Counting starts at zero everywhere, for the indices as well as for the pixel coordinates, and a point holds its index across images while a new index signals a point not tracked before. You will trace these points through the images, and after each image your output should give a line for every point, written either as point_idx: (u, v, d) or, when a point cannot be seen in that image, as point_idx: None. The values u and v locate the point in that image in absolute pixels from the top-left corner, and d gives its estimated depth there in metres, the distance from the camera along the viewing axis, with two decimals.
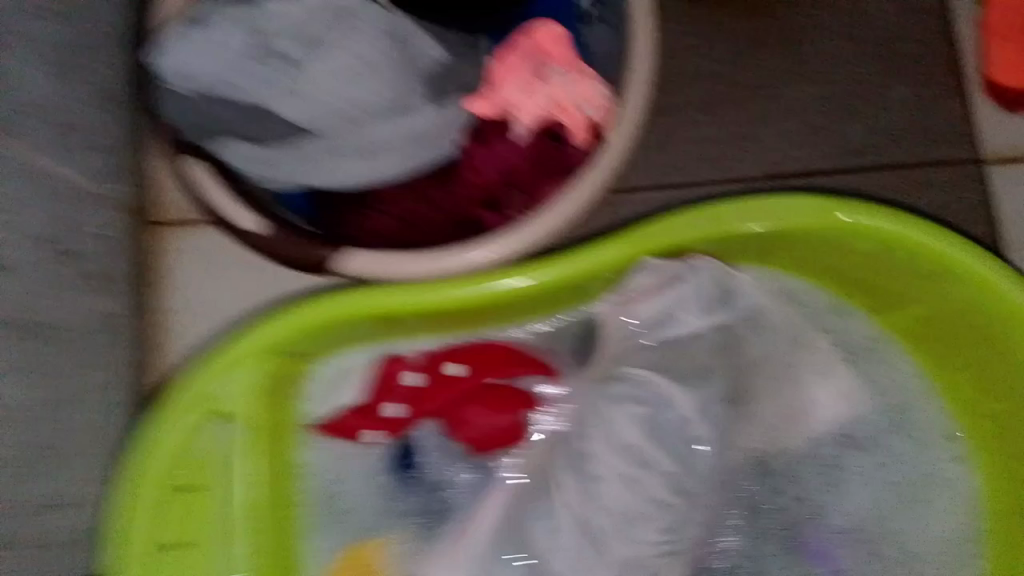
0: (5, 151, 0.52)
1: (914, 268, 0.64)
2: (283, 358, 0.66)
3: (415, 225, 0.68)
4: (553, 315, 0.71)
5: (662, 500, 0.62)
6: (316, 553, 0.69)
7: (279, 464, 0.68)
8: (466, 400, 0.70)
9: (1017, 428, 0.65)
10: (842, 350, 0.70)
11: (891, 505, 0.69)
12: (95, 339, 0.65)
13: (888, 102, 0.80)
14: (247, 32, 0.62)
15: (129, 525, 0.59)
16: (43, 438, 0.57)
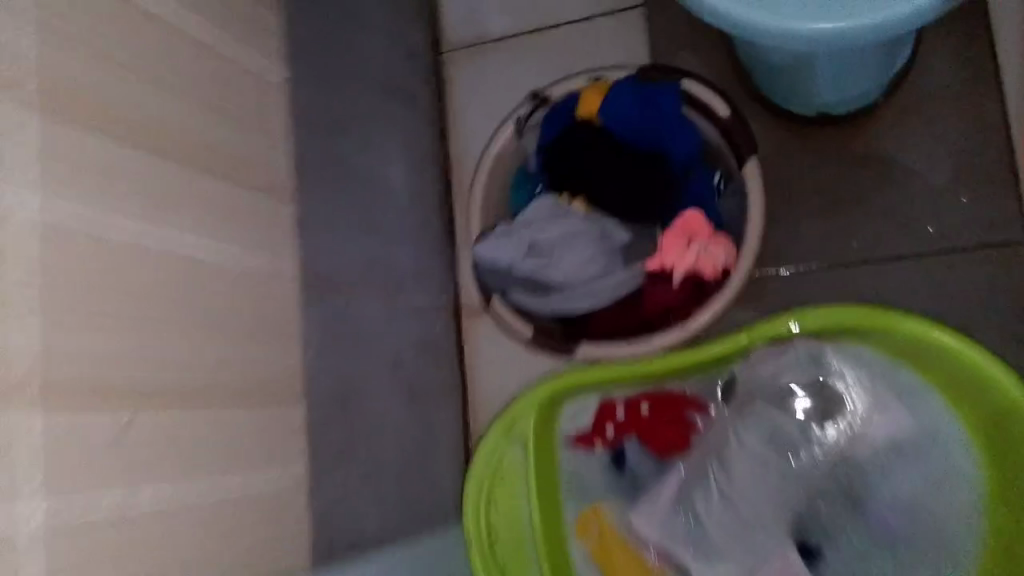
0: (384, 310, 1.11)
1: (920, 344, 0.98)
2: (550, 400, 1.15)
3: (620, 325, 1.11)
4: (708, 374, 1.11)
5: (775, 478, 1.04)
6: (570, 514, 1.15)
7: (551, 462, 1.16)
8: (652, 424, 1.13)
9: (1004, 446, 0.96)
10: (893, 389, 1.04)
11: (925, 492, 1.01)
12: (433, 389, 1.23)
13: (955, 205, 1.12)
14: (518, 237, 1.08)
15: (468, 489, 1.12)
16: (412, 440, 1.16)
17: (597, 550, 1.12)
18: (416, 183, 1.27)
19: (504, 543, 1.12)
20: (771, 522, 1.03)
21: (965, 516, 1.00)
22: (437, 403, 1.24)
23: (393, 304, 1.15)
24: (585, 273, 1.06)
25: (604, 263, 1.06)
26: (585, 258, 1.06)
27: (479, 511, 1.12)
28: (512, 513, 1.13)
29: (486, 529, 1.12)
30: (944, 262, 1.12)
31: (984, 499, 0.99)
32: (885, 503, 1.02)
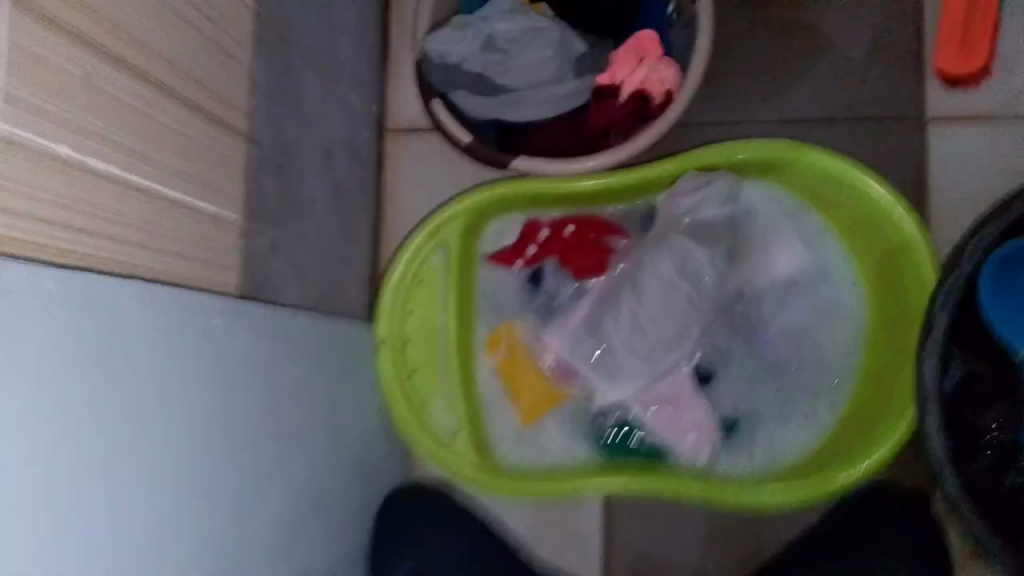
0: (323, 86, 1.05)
1: (838, 186, 1.06)
2: (477, 212, 1.13)
3: (557, 144, 1.13)
4: (631, 203, 1.15)
5: (685, 305, 1.06)
6: (480, 325, 1.17)
7: (467, 275, 1.15)
8: (575, 247, 1.13)
9: (890, 282, 1.07)
10: (798, 230, 1.13)
11: (813, 323, 1.11)
12: (357, 187, 1.18)
13: (868, 81, 1.22)
14: (479, 33, 1.09)
15: (386, 291, 1.10)
16: (336, 232, 1.10)
17: (503, 366, 1.14)
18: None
19: (414, 348, 1.12)
20: (674, 342, 1.06)
21: (844, 347, 1.11)
22: (358, 205, 1.20)
23: (330, 88, 1.10)
24: (541, 73, 1.08)
25: (559, 69, 1.09)
26: (543, 57, 1.08)
27: (394, 313, 1.10)
28: (427, 319, 1.13)
29: (399, 332, 1.11)
30: (850, 131, 1.22)
31: (862, 332, 1.10)
32: (775, 332, 1.11)
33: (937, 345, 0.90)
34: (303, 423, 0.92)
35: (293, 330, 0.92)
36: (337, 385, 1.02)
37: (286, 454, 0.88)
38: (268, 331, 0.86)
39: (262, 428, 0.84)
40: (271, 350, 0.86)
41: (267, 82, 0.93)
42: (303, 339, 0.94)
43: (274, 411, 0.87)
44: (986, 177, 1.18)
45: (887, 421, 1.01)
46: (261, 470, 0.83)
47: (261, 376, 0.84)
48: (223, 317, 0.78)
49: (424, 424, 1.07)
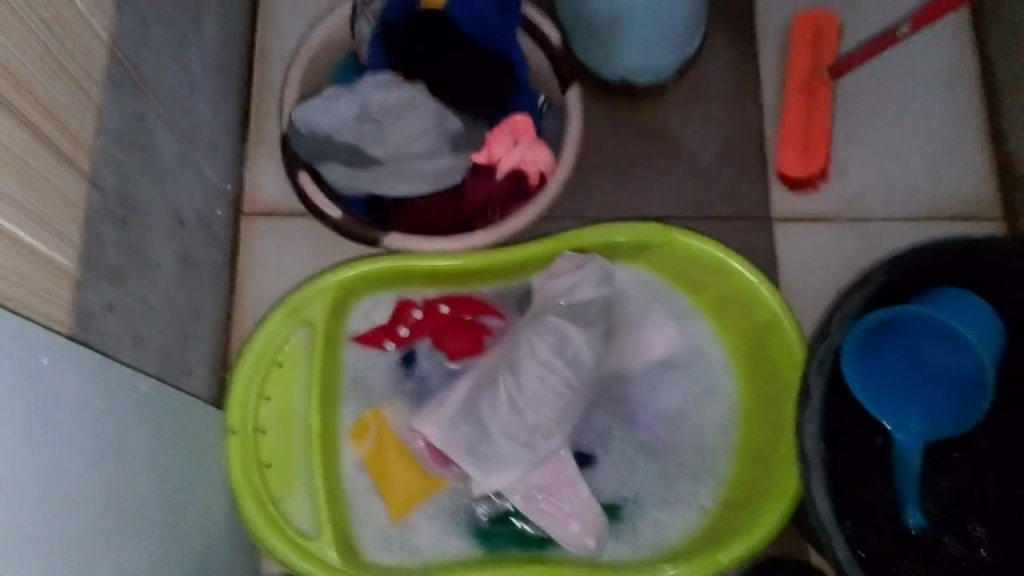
0: (160, 149, 0.96)
1: (705, 264, 1.08)
2: (344, 292, 1.05)
3: (431, 220, 1.11)
4: (507, 283, 1.12)
5: (560, 391, 1.00)
6: (345, 415, 1.06)
7: (332, 359, 1.05)
8: (449, 326, 1.08)
9: (758, 361, 1.07)
10: (671, 313, 1.12)
11: (689, 406, 1.09)
12: (199, 268, 1.07)
13: (720, 181, 1.28)
14: (357, 105, 1.08)
15: (236, 374, 0.99)
16: (170, 310, 0.98)
17: (370, 456, 1.04)
18: (223, 49, 1.16)
19: (269, 440, 1.00)
20: (552, 427, 1.00)
21: (720, 428, 1.07)
22: (206, 286, 1.09)
23: (179, 150, 1.02)
24: (416, 145, 1.09)
25: (434, 143, 1.09)
26: (419, 129, 1.08)
27: (244, 397, 0.99)
28: (282, 407, 1.01)
29: (253, 418, 0.99)
30: (707, 228, 1.26)
31: (737, 412, 1.08)
32: (652, 416, 1.08)
33: (814, 409, 0.88)
34: (148, 499, 0.77)
35: (133, 389, 0.79)
36: (187, 468, 0.87)
37: (123, 536, 0.72)
38: (102, 383, 0.73)
39: (95, 497, 0.69)
40: (106, 406, 0.73)
41: (112, 122, 0.85)
42: (146, 404, 0.80)
43: (110, 478, 0.72)
44: (833, 270, 1.24)
45: (771, 495, 0.96)
46: (90, 549, 0.67)
47: (94, 432, 0.70)
48: (49, 354, 0.66)
49: (281, 526, 0.95)
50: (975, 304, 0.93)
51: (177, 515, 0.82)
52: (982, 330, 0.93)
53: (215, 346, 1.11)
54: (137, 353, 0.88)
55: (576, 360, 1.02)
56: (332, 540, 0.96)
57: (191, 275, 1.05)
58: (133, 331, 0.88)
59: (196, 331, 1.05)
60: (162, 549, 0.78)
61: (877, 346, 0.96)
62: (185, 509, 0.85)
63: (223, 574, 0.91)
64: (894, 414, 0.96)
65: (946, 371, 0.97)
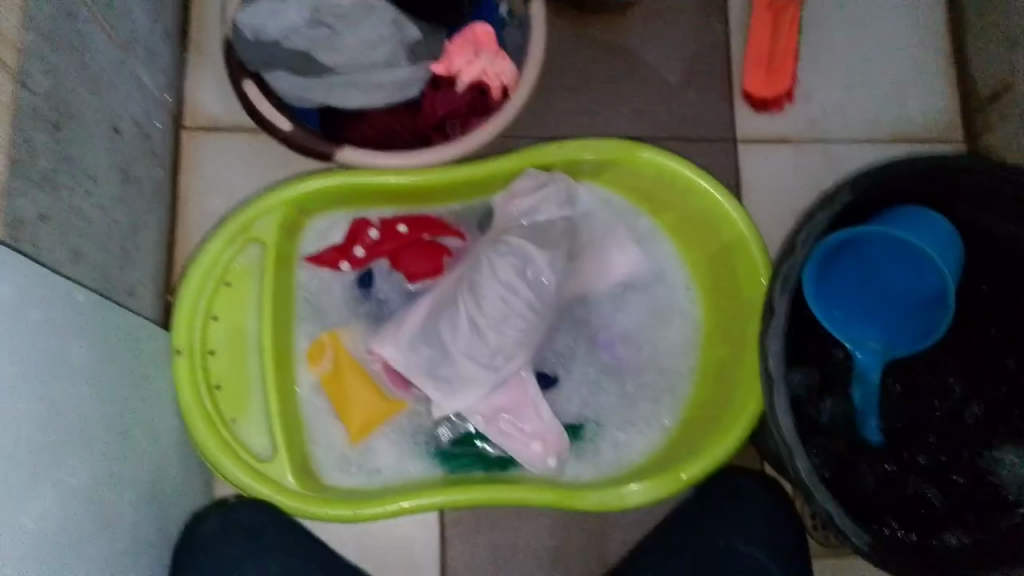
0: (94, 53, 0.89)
1: (671, 184, 1.05)
2: (295, 209, 1.00)
3: (389, 137, 1.06)
4: (466, 202, 1.09)
5: (523, 312, 0.97)
6: (299, 336, 1.03)
7: (285, 279, 1.01)
8: (407, 247, 1.03)
9: (720, 280, 1.06)
10: (633, 234, 1.10)
11: (650, 326, 1.08)
12: (139, 185, 1.01)
13: (684, 101, 1.25)
14: (308, 8, 0.97)
15: (182, 295, 0.94)
16: (110, 227, 0.92)
17: (326, 379, 1.01)
18: None
19: (219, 361, 0.96)
20: (514, 350, 0.97)
21: (683, 347, 1.07)
22: (147, 204, 1.03)
23: (115, 56, 0.94)
24: (372, 55, 1.00)
25: (392, 52, 1.01)
26: (376, 36, 0.99)
27: (193, 318, 0.94)
28: (233, 326, 0.97)
29: (202, 339, 0.95)
30: (670, 148, 1.24)
31: (699, 332, 1.07)
32: (616, 336, 1.07)
33: (778, 328, 0.86)
34: (93, 418, 0.73)
35: (74, 303, 0.73)
36: (129, 391, 0.82)
37: (63, 456, 0.67)
38: (42, 293, 0.68)
39: (40, 413, 0.65)
40: (47, 318, 0.68)
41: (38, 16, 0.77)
42: (85, 319, 0.75)
43: (54, 395, 0.67)
44: (795, 193, 1.23)
45: (733, 412, 0.95)
46: (27, 467, 0.62)
47: (38, 346, 0.65)
48: None
49: (233, 447, 0.92)
50: (935, 223, 0.92)
51: (123, 435, 0.79)
52: (940, 248, 0.92)
53: (158, 267, 1.06)
54: (74, 270, 0.82)
55: (538, 283, 0.99)
56: (287, 460, 0.93)
57: (131, 192, 0.98)
58: (69, 247, 0.82)
59: (137, 252, 0.99)
60: (108, 470, 0.75)
61: (836, 267, 0.95)
62: (132, 430, 0.81)
63: (172, 497, 0.88)
64: (855, 334, 0.96)
65: (904, 292, 0.96)
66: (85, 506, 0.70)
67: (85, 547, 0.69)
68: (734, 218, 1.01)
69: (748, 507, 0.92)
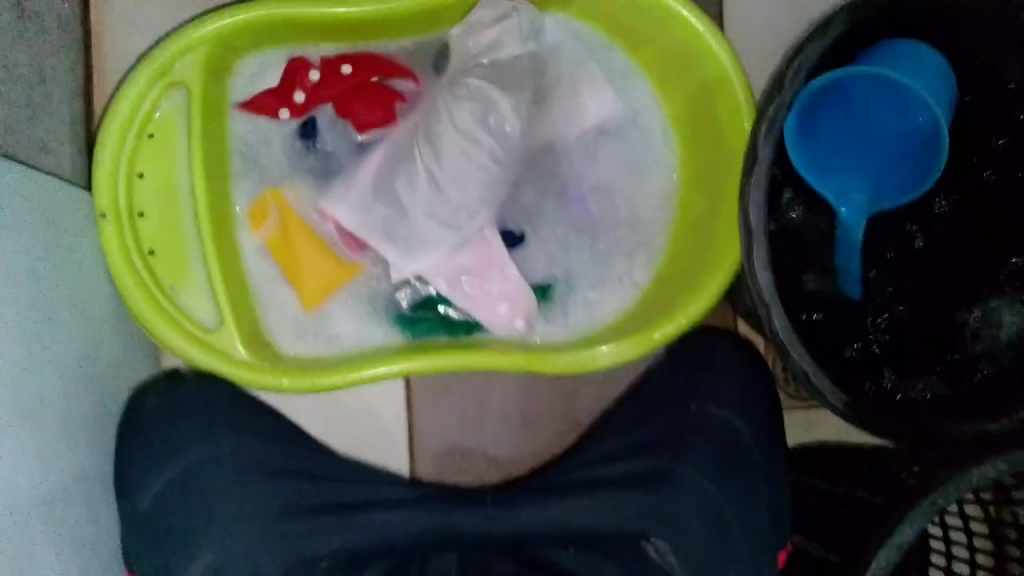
0: None
1: (649, 12, 0.93)
2: (222, 48, 0.88)
3: None
4: (418, 38, 0.96)
5: (485, 166, 0.90)
6: (239, 194, 0.93)
7: (216, 129, 0.91)
8: (352, 91, 0.93)
9: (697, 123, 0.97)
10: (604, 72, 1.00)
11: (619, 174, 1.00)
12: (39, 25, 0.87)
13: None
14: None
15: (99, 148, 0.83)
16: (9, 80, 0.79)
17: (274, 241, 0.93)
18: None
19: (150, 223, 0.87)
20: (481, 210, 0.91)
21: (657, 197, 1.00)
22: (52, 45, 0.89)
23: None
24: None
25: None
26: None
27: (115, 175, 0.84)
28: (161, 184, 0.87)
29: (128, 198, 0.85)
30: None
31: (676, 181, 1.00)
32: (586, 187, 0.99)
33: (763, 181, 0.79)
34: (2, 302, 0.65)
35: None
36: (44, 265, 0.73)
37: None
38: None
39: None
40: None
41: None
42: None
43: None
44: (784, 24, 1.12)
45: (709, 268, 0.90)
46: None
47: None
48: None
49: (175, 318, 0.85)
50: (929, 59, 0.84)
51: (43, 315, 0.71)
52: (930, 85, 0.84)
53: (74, 119, 0.94)
54: None
55: (500, 131, 0.90)
56: (236, 331, 0.87)
57: (31, 35, 0.85)
58: None
59: (47, 104, 0.87)
60: (27, 357, 0.67)
61: (819, 118, 0.86)
62: (53, 311, 0.73)
63: (110, 376, 0.82)
64: (837, 189, 0.88)
65: (903, 131, 0.87)
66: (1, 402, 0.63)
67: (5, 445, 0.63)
68: (716, 54, 0.91)
69: (721, 366, 0.89)
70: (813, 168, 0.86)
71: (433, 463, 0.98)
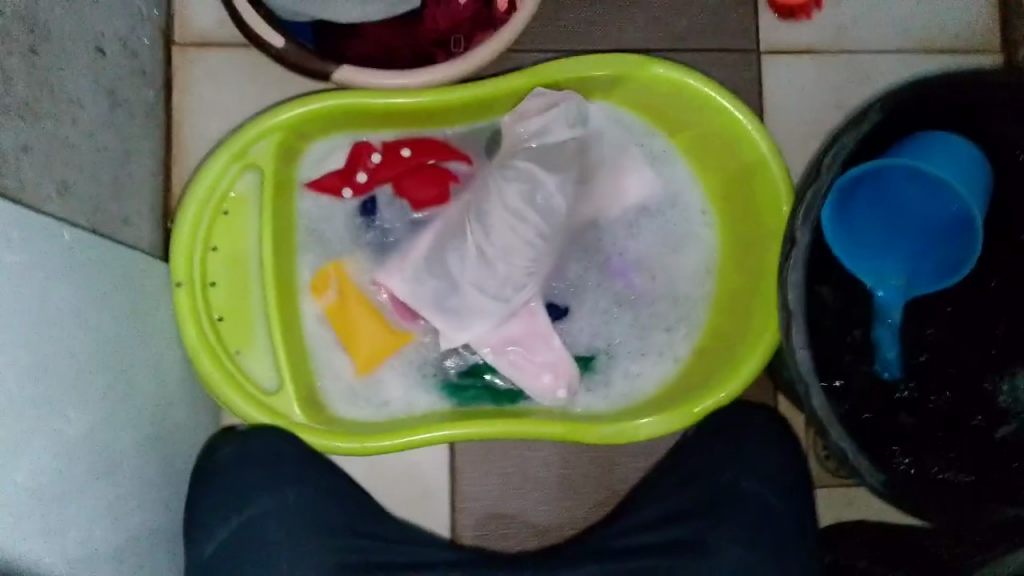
0: None
1: (691, 102, 0.99)
2: (292, 133, 0.96)
3: (386, 50, 0.98)
4: (472, 123, 1.03)
5: (532, 242, 0.95)
6: (303, 267, 1.00)
7: (285, 207, 0.98)
8: (410, 171, 0.99)
9: (737, 202, 1.01)
10: (647, 155, 1.05)
11: (661, 251, 1.03)
12: (130, 110, 0.96)
13: (705, 7, 1.17)
14: None
15: (177, 225, 0.91)
16: (102, 160, 0.88)
17: (332, 311, 0.98)
18: None
19: (220, 293, 0.93)
20: (524, 279, 0.96)
21: (699, 273, 1.03)
22: (139, 128, 0.98)
23: None
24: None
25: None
26: None
27: (190, 249, 0.91)
28: (232, 257, 0.94)
29: (202, 271, 0.92)
30: (688, 61, 1.17)
31: (716, 258, 1.03)
32: (629, 261, 1.03)
33: (800, 262, 0.83)
34: (88, 363, 0.71)
35: (60, 246, 0.69)
36: (125, 328, 0.80)
37: (61, 409, 0.66)
38: (25, 240, 0.64)
39: (29, 371, 0.62)
40: (30, 268, 0.64)
41: None
42: (74, 257, 0.72)
43: (43, 347, 0.65)
44: (818, 110, 1.18)
45: (749, 342, 0.93)
46: (24, 427, 0.61)
47: (14, 293, 0.61)
48: None
49: (240, 381, 0.91)
50: (963, 149, 0.87)
51: (121, 375, 0.77)
52: (963, 175, 0.87)
53: (152, 194, 1.02)
54: (65, 206, 0.78)
55: (546, 208, 0.96)
56: (294, 396, 0.92)
57: (122, 118, 0.94)
58: (58, 179, 0.77)
59: (132, 180, 0.96)
60: (106, 414, 0.73)
61: (854, 203, 0.89)
62: (130, 372, 0.79)
63: (176, 435, 0.87)
64: (871, 272, 0.91)
65: (938, 217, 0.90)
66: (83, 455, 0.69)
67: (86, 494, 0.68)
68: (754, 139, 0.95)
69: (757, 437, 0.92)
70: (845, 250, 0.89)
71: (474, 524, 1.04)
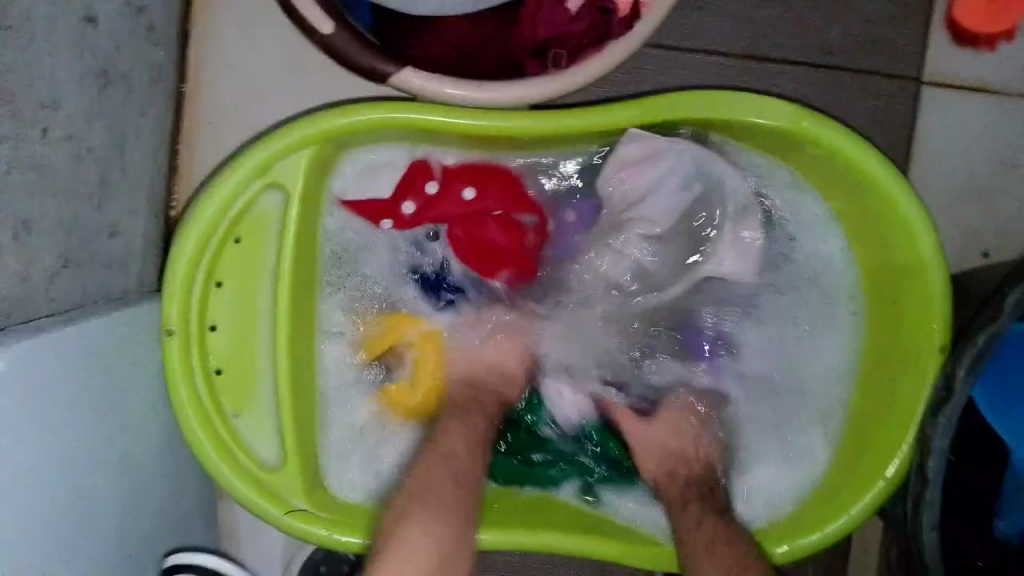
0: None
1: (847, 174, 0.76)
2: (331, 145, 0.75)
3: (466, 55, 0.79)
4: (558, 150, 0.82)
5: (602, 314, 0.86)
6: (332, 302, 0.84)
7: (310, 230, 0.79)
8: (470, 212, 0.81)
9: (886, 302, 0.80)
10: (788, 220, 0.84)
11: (791, 340, 0.86)
12: (128, 86, 0.75)
13: (864, 15, 0.92)
14: None
15: (174, 253, 0.71)
16: (85, 168, 0.68)
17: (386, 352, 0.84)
18: None
19: (222, 337, 0.75)
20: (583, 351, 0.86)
21: (832, 376, 0.85)
22: (139, 102, 0.78)
23: None
24: None
25: None
26: None
27: (185, 284, 0.71)
28: (244, 296, 0.76)
29: (201, 308, 0.73)
30: (832, 81, 0.93)
31: (852, 363, 0.84)
32: (739, 350, 0.87)
33: (953, 423, 0.68)
34: (44, 509, 0.53)
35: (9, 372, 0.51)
36: (97, 428, 0.62)
37: None
38: None
39: None
40: None
41: None
42: (30, 373, 0.53)
43: None
44: (978, 160, 0.94)
45: (854, 485, 0.78)
46: None
47: None
48: None
49: (229, 447, 0.73)
50: None
51: (88, 511, 0.59)
52: None
53: (153, 181, 0.83)
54: (24, 254, 0.59)
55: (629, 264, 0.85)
56: (299, 472, 0.76)
57: (116, 101, 0.73)
58: (16, 218, 0.58)
59: (127, 176, 0.77)
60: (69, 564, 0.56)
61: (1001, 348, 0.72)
62: (101, 488, 0.61)
63: (157, 530, 0.71)
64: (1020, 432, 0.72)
65: None
66: None
67: None
68: (917, 235, 0.74)
69: None
70: (993, 403, 0.72)
71: None
